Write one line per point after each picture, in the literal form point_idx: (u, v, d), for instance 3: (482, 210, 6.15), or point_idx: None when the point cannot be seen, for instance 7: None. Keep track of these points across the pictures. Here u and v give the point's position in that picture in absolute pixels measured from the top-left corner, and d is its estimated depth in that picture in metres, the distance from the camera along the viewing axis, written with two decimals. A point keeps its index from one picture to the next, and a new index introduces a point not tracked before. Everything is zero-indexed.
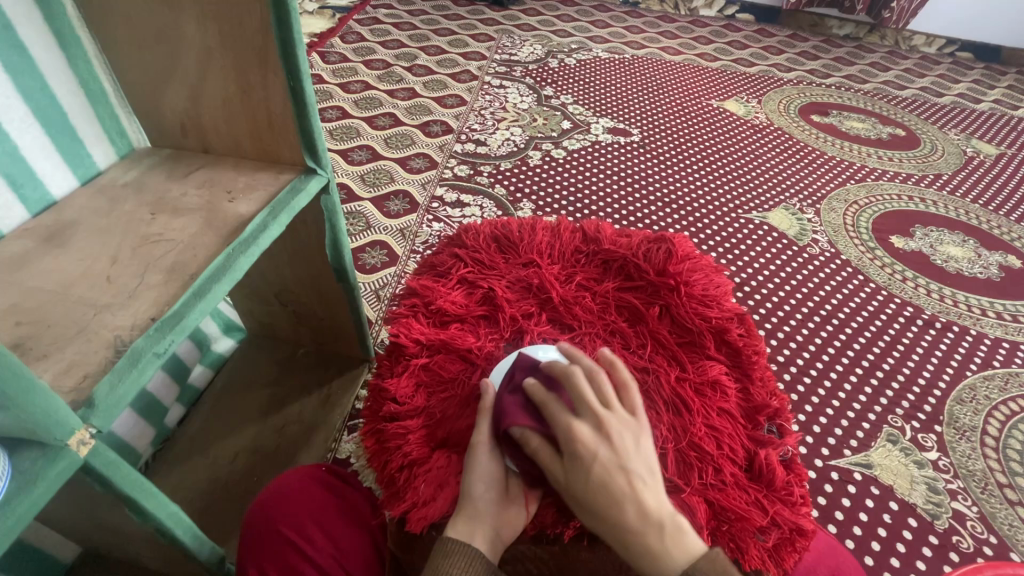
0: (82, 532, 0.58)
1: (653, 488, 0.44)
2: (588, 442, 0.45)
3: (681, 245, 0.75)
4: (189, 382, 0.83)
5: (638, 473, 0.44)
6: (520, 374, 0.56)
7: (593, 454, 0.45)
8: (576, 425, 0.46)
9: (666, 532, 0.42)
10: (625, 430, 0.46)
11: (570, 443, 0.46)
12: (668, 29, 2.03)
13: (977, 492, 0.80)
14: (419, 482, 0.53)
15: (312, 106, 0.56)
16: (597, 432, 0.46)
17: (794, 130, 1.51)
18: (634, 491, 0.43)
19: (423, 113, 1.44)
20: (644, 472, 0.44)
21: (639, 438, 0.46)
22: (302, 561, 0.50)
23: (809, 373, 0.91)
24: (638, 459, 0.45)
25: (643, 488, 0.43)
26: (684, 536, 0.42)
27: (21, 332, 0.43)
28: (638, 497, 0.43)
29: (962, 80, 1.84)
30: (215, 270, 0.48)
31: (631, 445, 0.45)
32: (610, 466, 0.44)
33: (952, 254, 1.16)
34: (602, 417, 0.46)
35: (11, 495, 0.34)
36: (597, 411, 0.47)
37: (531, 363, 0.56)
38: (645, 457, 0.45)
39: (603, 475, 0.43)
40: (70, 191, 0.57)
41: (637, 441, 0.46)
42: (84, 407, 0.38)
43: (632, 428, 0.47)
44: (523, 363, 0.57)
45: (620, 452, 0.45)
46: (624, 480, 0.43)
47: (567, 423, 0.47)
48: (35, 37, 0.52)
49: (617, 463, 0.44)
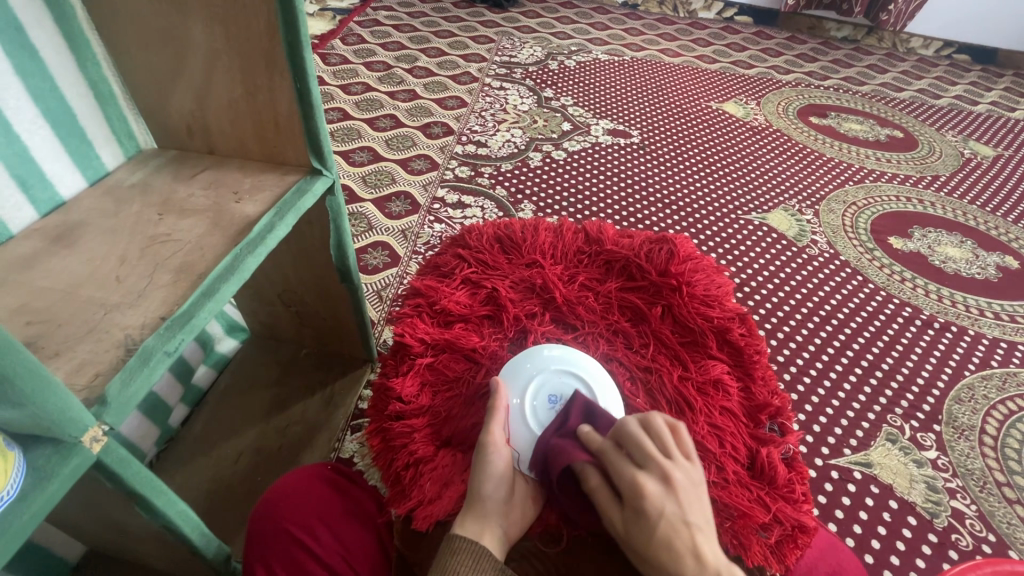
0: (89, 532, 0.59)
1: (716, 548, 0.43)
2: (654, 494, 0.45)
3: (682, 246, 0.75)
4: (193, 383, 0.83)
5: (700, 531, 0.43)
6: (575, 417, 0.55)
7: (660, 507, 0.44)
8: (641, 476, 0.46)
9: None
10: (688, 487, 0.46)
11: (636, 494, 0.45)
12: (667, 31, 2.04)
13: (975, 491, 0.80)
14: (425, 480, 0.54)
15: (317, 108, 0.57)
16: (663, 486, 0.45)
17: (793, 131, 1.51)
18: (698, 547, 0.42)
19: (424, 115, 1.45)
20: (706, 530, 0.43)
21: (701, 497, 0.46)
22: (308, 558, 0.51)
23: (809, 373, 0.92)
24: (700, 516, 0.45)
25: (707, 546, 0.42)
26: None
27: (32, 331, 0.43)
28: (702, 553, 0.42)
29: (959, 82, 1.85)
30: (223, 270, 0.48)
31: (694, 502, 0.45)
32: (675, 519, 0.43)
33: (950, 255, 1.17)
34: (668, 472, 0.46)
35: (25, 492, 0.35)
36: (663, 466, 0.46)
37: (587, 407, 0.55)
38: (706, 515, 0.45)
39: (669, 529, 0.43)
40: (78, 192, 0.58)
41: (698, 499, 0.46)
42: (95, 405, 0.39)
43: (694, 486, 0.46)
44: (576, 410, 0.55)
45: (685, 507, 0.44)
46: (688, 535, 0.42)
47: (632, 473, 0.46)
48: (44, 38, 0.53)
49: (681, 517, 0.43)
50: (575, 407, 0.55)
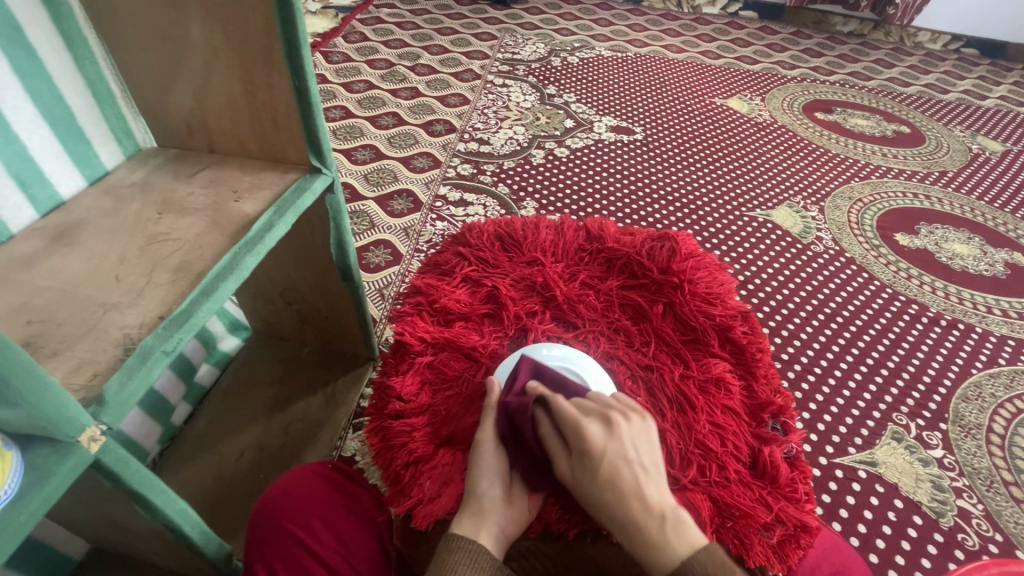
0: (90, 529, 0.59)
1: (660, 487, 0.44)
2: (597, 436, 0.46)
3: (685, 243, 0.75)
4: (195, 381, 0.84)
5: (645, 471, 0.45)
6: (523, 374, 0.56)
7: (602, 447, 0.45)
8: (583, 420, 0.47)
9: (672, 530, 0.41)
10: (633, 430, 0.47)
11: (579, 438, 0.46)
12: (671, 27, 2.03)
13: (982, 490, 0.79)
14: (425, 479, 0.54)
15: (316, 106, 0.57)
16: (605, 429, 0.47)
17: (798, 127, 1.50)
18: (640, 486, 0.43)
19: (426, 113, 1.45)
20: (651, 470, 0.45)
21: (647, 439, 0.47)
22: (310, 557, 0.51)
23: (814, 371, 0.91)
24: (645, 456, 0.46)
25: (650, 485, 0.44)
26: (689, 531, 0.41)
27: (32, 330, 0.43)
28: (645, 493, 0.43)
29: (967, 76, 1.83)
30: (222, 268, 0.48)
31: (639, 443, 0.46)
32: (618, 459, 0.45)
33: (957, 252, 1.15)
34: (611, 417, 0.47)
35: (23, 491, 0.35)
36: (606, 411, 0.48)
37: (535, 366, 0.56)
38: (651, 456, 0.46)
39: (612, 470, 0.44)
40: (77, 191, 0.58)
41: (644, 441, 0.47)
42: (94, 405, 0.38)
43: (639, 429, 0.48)
44: (524, 369, 0.56)
45: (628, 448, 0.45)
46: (631, 474, 0.44)
47: (575, 418, 0.47)
48: (42, 38, 0.53)
49: (624, 457, 0.45)
50: (521, 367, 0.56)
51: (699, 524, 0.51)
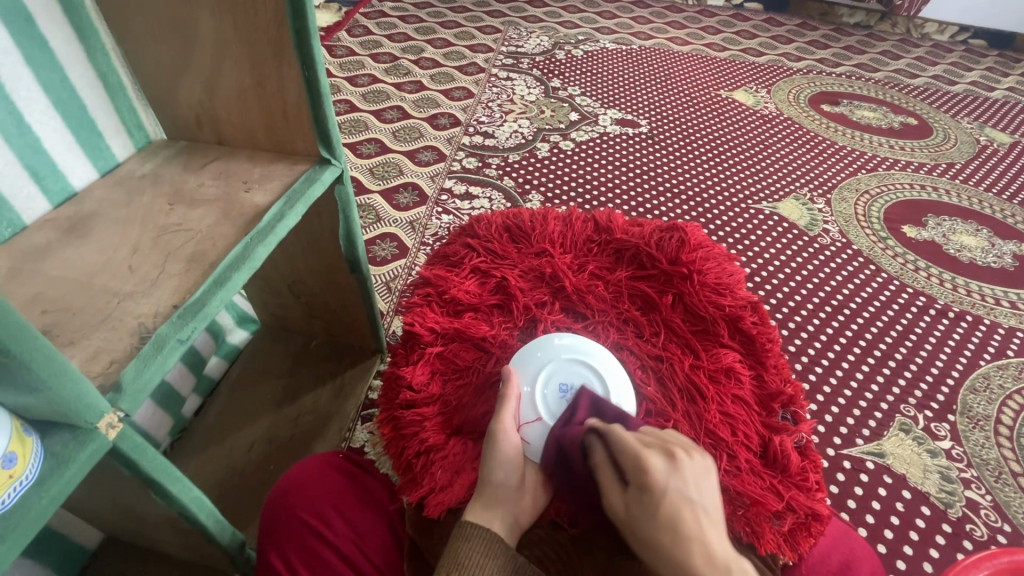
0: (105, 518, 0.59)
1: (724, 540, 0.41)
2: (659, 471, 0.44)
3: (693, 234, 0.75)
4: (205, 373, 0.84)
5: (709, 520, 0.42)
6: (583, 412, 0.55)
7: (663, 483, 0.44)
8: (645, 453, 0.46)
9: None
10: (695, 471, 0.45)
11: (640, 471, 0.45)
12: (676, 19, 2.01)
13: (991, 482, 0.79)
14: (436, 468, 0.54)
15: (326, 96, 0.57)
16: (668, 466, 0.45)
17: (804, 119, 1.49)
18: (704, 534, 0.41)
19: (431, 106, 1.44)
20: (714, 520, 0.42)
21: (710, 485, 0.45)
22: (324, 546, 0.52)
23: (821, 363, 0.91)
24: (707, 503, 0.44)
25: (713, 534, 0.41)
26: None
27: (48, 320, 0.44)
28: (708, 542, 0.40)
29: (975, 68, 1.82)
30: (235, 258, 0.48)
31: (701, 487, 0.44)
32: (679, 500, 0.43)
33: (965, 243, 1.15)
34: (674, 453, 0.46)
35: (44, 476, 0.35)
36: (670, 447, 0.47)
37: (594, 401, 0.56)
38: (714, 505, 0.44)
39: (671, 509, 0.42)
40: (89, 182, 0.58)
41: (706, 487, 0.45)
42: (111, 392, 0.39)
43: (703, 473, 0.46)
44: (584, 403, 0.56)
45: (691, 488, 0.44)
46: (693, 518, 0.42)
47: (636, 451, 0.46)
48: (54, 29, 0.53)
49: (686, 498, 0.43)
50: (581, 402, 0.56)
51: None
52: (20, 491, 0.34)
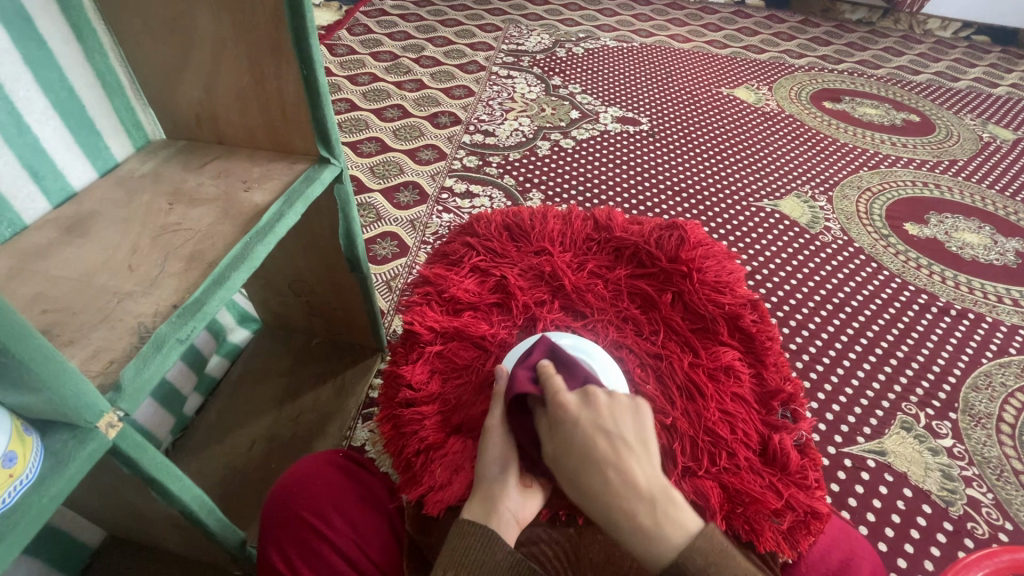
0: (106, 516, 0.60)
1: (646, 463, 0.44)
2: (575, 409, 0.47)
3: (694, 232, 0.75)
4: (206, 372, 0.84)
5: (629, 446, 0.44)
6: (538, 354, 0.57)
7: (578, 418, 0.46)
8: (563, 394, 0.49)
9: (662, 512, 0.41)
10: (615, 404, 0.48)
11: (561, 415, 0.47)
12: (677, 17, 2.01)
13: (992, 479, 0.79)
14: (436, 466, 0.54)
15: (325, 95, 0.57)
16: (587, 407, 0.47)
17: (806, 117, 1.49)
18: (623, 461, 0.43)
19: (432, 104, 1.44)
20: (636, 445, 0.45)
21: (632, 414, 0.47)
22: (325, 544, 0.52)
23: (822, 361, 0.91)
24: (628, 431, 0.46)
25: (633, 459, 0.44)
26: (681, 514, 0.41)
27: (49, 319, 0.44)
28: (627, 469, 0.43)
29: (979, 64, 1.81)
30: (235, 258, 0.49)
31: (622, 417, 0.47)
32: (596, 431, 0.45)
33: (968, 241, 1.14)
34: (592, 392, 0.48)
35: (44, 476, 0.35)
36: (590, 387, 0.49)
37: (551, 347, 0.58)
38: (637, 431, 0.46)
39: (588, 443, 0.44)
40: (89, 182, 0.58)
41: (627, 415, 0.47)
42: (111, 391, 0.39)
43: (624, 404, 0.48)
44: (540, 350, 0.58)
45: (607, 419, 0.46)
46: (610, 447, 0.44)
47: (558, 396, 0.49)
48: (53, 29, 0.53)
49: (603, 429, 0.45)
50: (536, 347, 0.58)
51: (709, 510, 0.52)
52: (21, 490, 0.34)
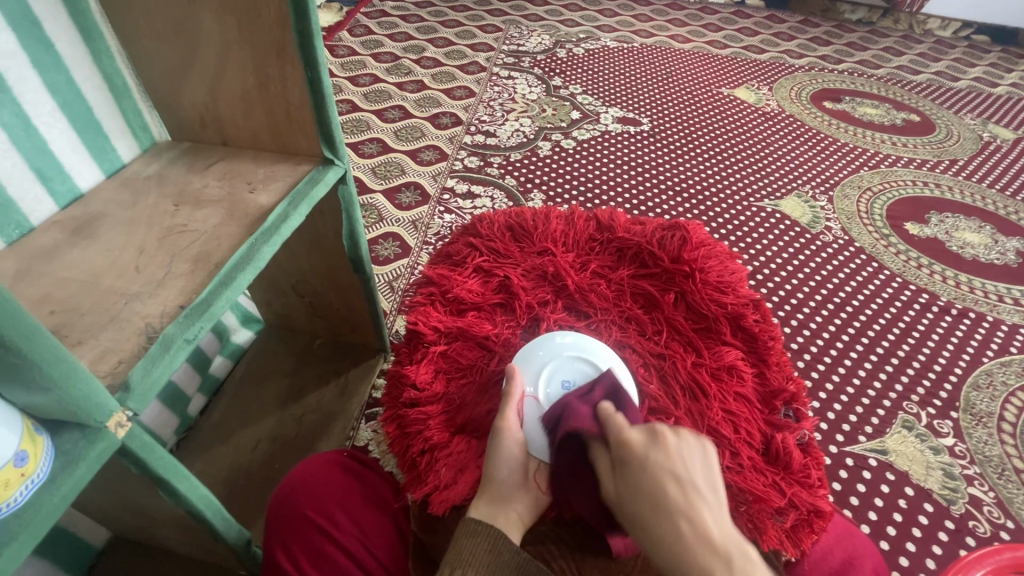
0: (113, 516, 0.60)
1: (721, 517, 0.39)
2: (641, 448, 0.44)
3: (696, 232, 0.75)
4: (210, 373, 0.85)
5: (701, 496, 0.40)
6: (600, 392, 0.55)
7: (644, 459, 0.43)
8: (628, 431, 0.46)
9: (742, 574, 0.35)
10: (686, 447, 0.43)
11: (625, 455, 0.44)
12: (677, 17, 2.01)
13: (993, 478, 0.79)
14: (441, 465, 0.55)
15: (329, 97, 0.57)
16: (653, 447, 0.43)
17: (806, 117, 1.49)
18: (695, 511, 0.39)
19: (433, 105, 1.45)
20: (710, 496, 0.40)
21: (702, 459, 0.43)
22: (331, 544, 0.52)
23: (824, 361, 0.91)
24: (700, 480, 0.41)
25: (707, 510, 0.39)
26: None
27: (57, 320, 0.44)
28: (700, 520, 0.38)
29: (978, 64, 1.81)
30: (240, 258, 0.49)
31: (691, 461, 0.42)
32: (664, 475, 0.41)
33: (968, 240, 1.15)
34: (660, 431, 0.44)
35: (54, 475, 0.36)
36: (657, 425, 0.45)
37: (612, 388, 0.56)
38: (710, 480, 0.41)
39: (656, 487, 0.40)
40: (95, 184, 0.58)
41: (700, 462, 0.43)
42: (120, 392, 0.39)
43: (693, 447, 0.44)
44: (602, 386, 0.56)
45: (676, 463, 0.42)
46: (681, 494, 0.40)
47: (623, 435, 0.46)
48: (60, 32, 0.53)
49: (672, 474, 0.41)
50: (600, 383, 0.56)
51: None
52: (31, 490, 0.35)
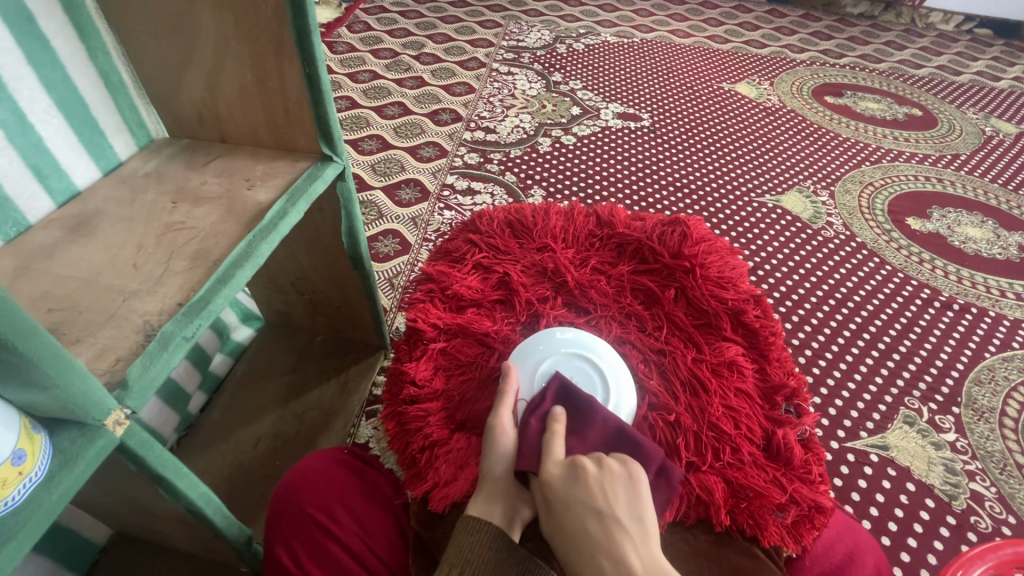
0: (114, 514, 0.60)
1: (644, 549, 0.40)
2: (561, 486, 0.44)
3: (696, 228, 0.75)
4: (209, 371, 0.84)
5: (623, 529, 0.41)
6: (550, 400, 0.54)
7: (565, 497, 0.43)
8: (552, 467, 0.46)
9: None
10: (606, 475, 0.44)
11: (547, 495, 0.44)
12: (678, 12, 2.00)
13: (995, 473, 0.79)
14: (441, 462, 0.55)
15: (327, 94, 0.57)
16: (572, 482, 0.44)
17: (808, 112, 1.48)
18: (615, 545, 0.40)
19: (432, 102, 1.44)
20: (630, 526, 0.41)
21: (624, 486, 0.43)
22: (329, 539, 0.52)
23: (825, 356, 0.91)
24: (621, 506, 0.42)
25: (629, 545, 0.40)
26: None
27: (55, 318, 0.44)
28: (621, 554, 0.39)
29: (981, 57, 1.80)
30: (238, 256, 0.49)
31: (613, 492, 0.43)
32: (586, 512, 0.42)
33: (971, 235, 1.14)
34: (578, 463, 0.45)
35: (53, 473, 0.36)
36: (577, 457, 0.46)
37: (565, 388, 0.55)
38: (632, 506, 0.42)
39: (578, 525, 0.41)
40: (92, 181, 0.58)
41: (621, 488, 0.44)
42: (118, 389, 0.39)
43: (615, 478, 0.44)
44: (554, 390, 0.55)
45: (595, 496, 0.42)
46: (602, 529, 0.41)
47: (544, 472, 0.46)
48: (55, 28, 0.53)
49: (592, 509, 0.42)
50: (549, 389, 0.55)
51: (714, 506, 0.52)
52: (30, 488, 0.35)
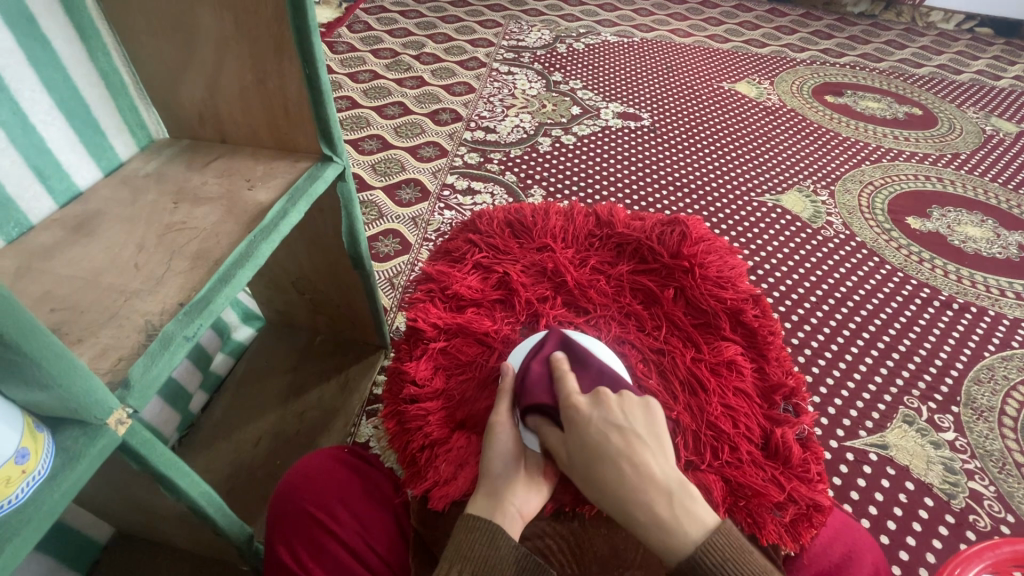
0: (116, 513, 0.60)
1: (662, 461, 0.43)
2: (584, 409, 0.47)
3: (695, 227, 0.75)
4: (211, 370, 0.85)
5: (642, 442, 0.44)
6: (551, 346, 0.59)
7: (588, 416, 0.46)
8: (574, 397, 0.49)
9: (678, 504, 0.40)
10: (626, 402, 0.47)
11: (570, 417, 0.47)
12: (679, 11, 2.00)
13: (994, 472, 0.79)
14: (441, 461, 0.55)
15: (328, 94, 0.57)
16: (595, 406, 0.47)
17: (808, 111, 1.48)
18: (635, 453, 0.42)
19: (432, 101, 1.44)
20: (649, 441, 0.44)
21: (643, 411, 0.47)
22: (331, 540, 0.52)
23: (824, 355, 0.91)
24: (641, 428, 0.46)
25: (647, 454, 0.43)
26: (698, 509, 0.40)
27: (57, 317, 0.44)
28: (641, 461, 0.42)
29: (982, 56, 1.80)
30: (239, 256, 0.49)
31: (633, 415, 0.46)
32: (609, 427, 0.45)
33: (971, 235, 1.14)
34: (602, 391, 0.48)
35: (55, 472, 0.36)
36: (601, 388, 0.49)
37: (564, 338, 0.60)
38: (649, 427, 0.45)
39: (600, 436, 0.44)
40: (94, 182, 0.59)
41: (640, 414, 0.47)
42: (120, 388, 0.39)
43: (634, 405, 0.47)
44: (553, 341, 0.60)
45: (618, 416, 0.46)
46: (623, 440, 0.44)
47: (567, 400, 0.49)
48: (56, 29, 0.53)
49: (615, 426, 0.45)
50: (549, 339, 0.59)
51: (712, 503, 0.52)
52: (33, 486, 0.35)
